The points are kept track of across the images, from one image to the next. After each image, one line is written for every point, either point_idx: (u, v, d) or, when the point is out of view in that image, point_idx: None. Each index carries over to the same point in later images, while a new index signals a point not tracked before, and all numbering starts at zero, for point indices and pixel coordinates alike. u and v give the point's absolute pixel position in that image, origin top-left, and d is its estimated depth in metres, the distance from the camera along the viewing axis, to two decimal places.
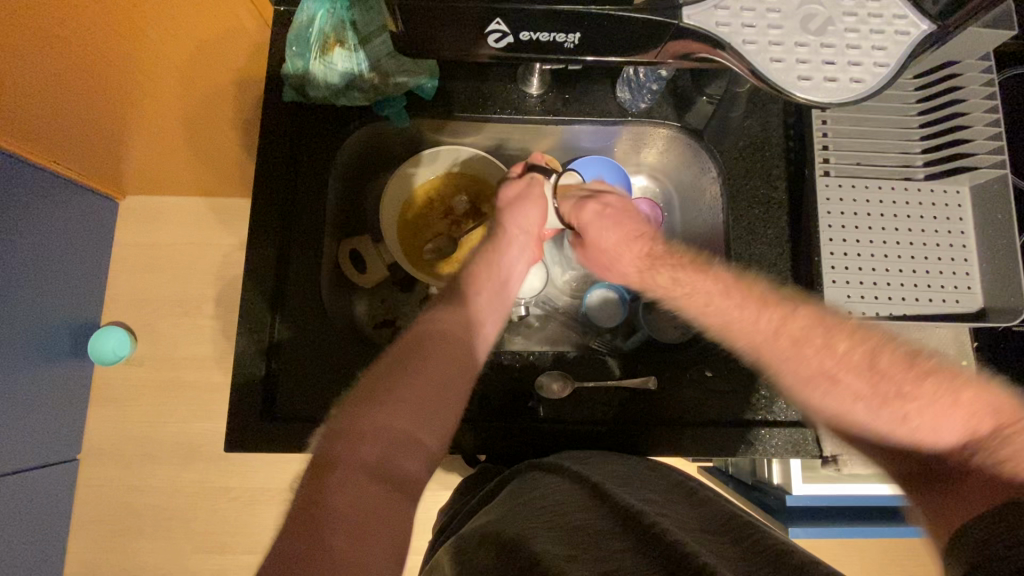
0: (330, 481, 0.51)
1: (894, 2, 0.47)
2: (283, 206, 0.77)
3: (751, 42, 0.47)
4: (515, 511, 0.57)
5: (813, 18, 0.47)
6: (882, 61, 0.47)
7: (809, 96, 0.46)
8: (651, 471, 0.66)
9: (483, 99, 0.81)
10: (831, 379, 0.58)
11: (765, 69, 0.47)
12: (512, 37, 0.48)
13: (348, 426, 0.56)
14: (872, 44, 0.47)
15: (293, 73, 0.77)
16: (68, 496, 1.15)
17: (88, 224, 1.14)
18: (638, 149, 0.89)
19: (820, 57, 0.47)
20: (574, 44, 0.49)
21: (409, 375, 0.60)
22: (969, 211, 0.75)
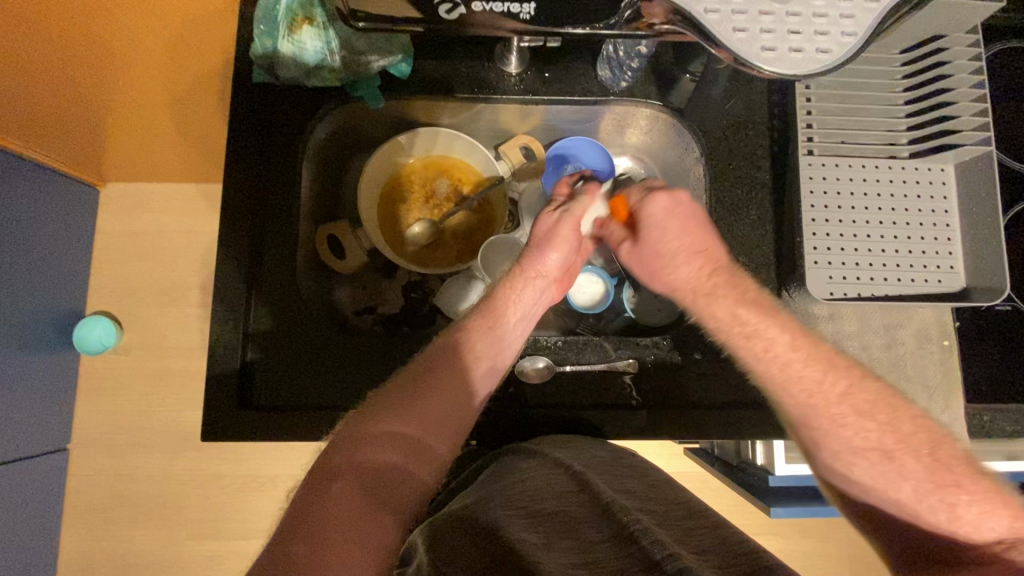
0: (327, 487, 0.51)
1: None
2: (259, 192, 0.75)
3: (712, 11, 0.43)
4: (494, 494, 0.57)
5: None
6: (850, 31, 0.43)
7: (772, 68, 0.43)
8: (631, 462, 0.66)
9: (461, 78, 0.79)
10: (886, 457, 0.57)
11: (727, 40, 0.43)
12: (464, 8, 0.45)
13: (354, 433, 0.57)
14: (841, 13, 0.43)
15: (262, 53, 0.74)
16: (59, 486, 1.14)
17: (68, 212, 1.12)
18: (622, 129, 0.87)
19: (785, 27, 0.43)
20: (530, 16, 0.46)
21: (412, 390, 0.60)
22: (953, 190, 0.74)
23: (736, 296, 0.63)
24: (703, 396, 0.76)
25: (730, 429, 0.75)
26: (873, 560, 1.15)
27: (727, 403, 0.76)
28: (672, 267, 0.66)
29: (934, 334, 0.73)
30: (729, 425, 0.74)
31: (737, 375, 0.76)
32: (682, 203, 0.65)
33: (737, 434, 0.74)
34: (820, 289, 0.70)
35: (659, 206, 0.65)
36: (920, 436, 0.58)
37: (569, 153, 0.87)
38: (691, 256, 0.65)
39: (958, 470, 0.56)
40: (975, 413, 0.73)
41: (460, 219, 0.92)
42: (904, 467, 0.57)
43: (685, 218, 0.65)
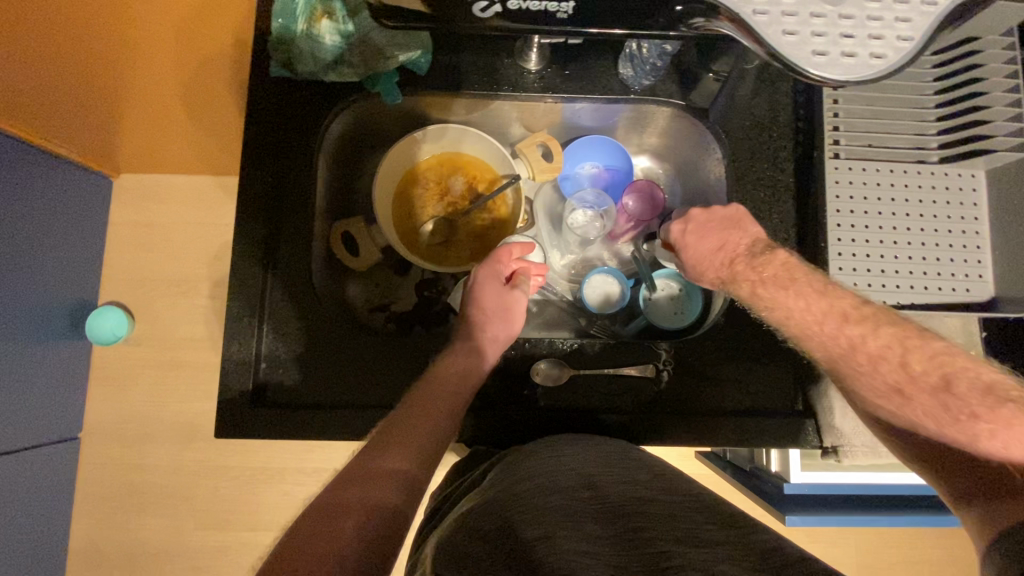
0: (340, 525, 0.51)
1: None
2: (274, 189, 0.75)
3: (761, 12, 0.41)
4: (517, 486, 0.56)
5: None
6: (906, 35, 0.41)
7: (824, 73, 0.41)
8: (642, 457, 0.63)
9: (481, 74, 0.78)
10: (904, 396, 0.56)
11: (776, 43, 0.41)
12: (500, 6, 0.42)
13: (361, 471, 0.58)
14: (898, 15, 0.41)
15: (280, 47, 0.74)
16: (70, 474, 1.15)
17: (82, 202, 1.12)
18: (640, 129, 0.86)
19: (837, 30, 0.41)
20: (568, 14, 0.43)
21: (407, 425, 0.63)
22: (984, 197, 0.72)
23: (755, 280, 0.65)
24: (719, 402, 0.75)
25: (750, 438, 0.73)
26: (884, 565, 1.14)
27: (744, 410, 0.75)
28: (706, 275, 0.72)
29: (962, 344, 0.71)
30: (746, 432, 0.73)
31: (754, 382, 0.75)
32: (698, 218, 0.72)
33: (757, 442, 0.73)
34: None
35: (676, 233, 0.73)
36: (931, 369, 0.55)
37: (587, 151, 0.87)
38: (724, 258, 0.69)
39: (972, 397, 0.53)
40: None
41: (473, 218, 0.90)
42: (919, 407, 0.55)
43: (703, 229, 0.71)
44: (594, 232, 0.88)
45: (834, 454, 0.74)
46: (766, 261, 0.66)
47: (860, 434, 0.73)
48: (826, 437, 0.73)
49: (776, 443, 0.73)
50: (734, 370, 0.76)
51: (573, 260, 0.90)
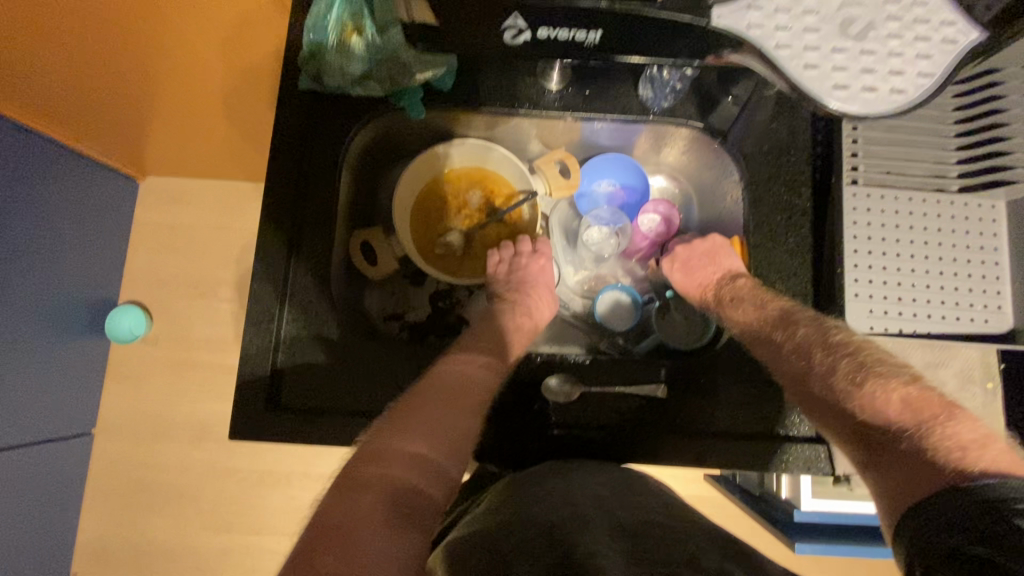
0: (358, 500, 0.52)
1: (943, 7, 0.44)
2: (297, 197, 0.77)
3: (784, 47, 0.45)
4: (521, 498, 0.58)
5: (853, 22, 0.45)
6: (927, 71, 0.44)
7: (847, 109, 0.45)
8: (649, 486, 0.63)
9: (504, 91, 0.80)
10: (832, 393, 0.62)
11: (798, 76, 0.45)
12: (529, 33, 0.47)
13: (381, 450, 0.58)
14: (920, 51, 0.44)
15: (309, 61, 0.75)
16: (82, 469, 1.17)
17: (110, 202, 1.15)
18: (658, 148, 0.87)
19: (858, 65, 0.45)
20: (594, 43, 0.48)
21: (436, 408, 0.63)
22: (1005, 227, 0.71)
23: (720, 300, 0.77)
24: (730, 424, 0.74)
25: (760, 461, 0.72)
26: None
27: (755, 433, 0.74)
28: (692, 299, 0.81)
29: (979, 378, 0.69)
30: (757, 457, 0.72)
31: (766, 404, 0.75)
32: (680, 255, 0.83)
33: (765, 467, 0.72)
34: (860, 323, 0.69)
35: (670, 272, 0.83)
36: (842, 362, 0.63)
37: (603, 170, 0.88)
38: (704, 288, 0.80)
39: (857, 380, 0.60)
40: None
41: (490, 231, 0.91)
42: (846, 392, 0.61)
43: (686, 265, 0.82)
44: (608, 250, 0.89)
45: (845, 480, 0.75)
46: (732, 286, 0.76)
47: None
48: (838, 465, 0.72)
49: (785, 468, 0.72)
50: (746, 393, 0.75)
51: (586, 276, 0.91)
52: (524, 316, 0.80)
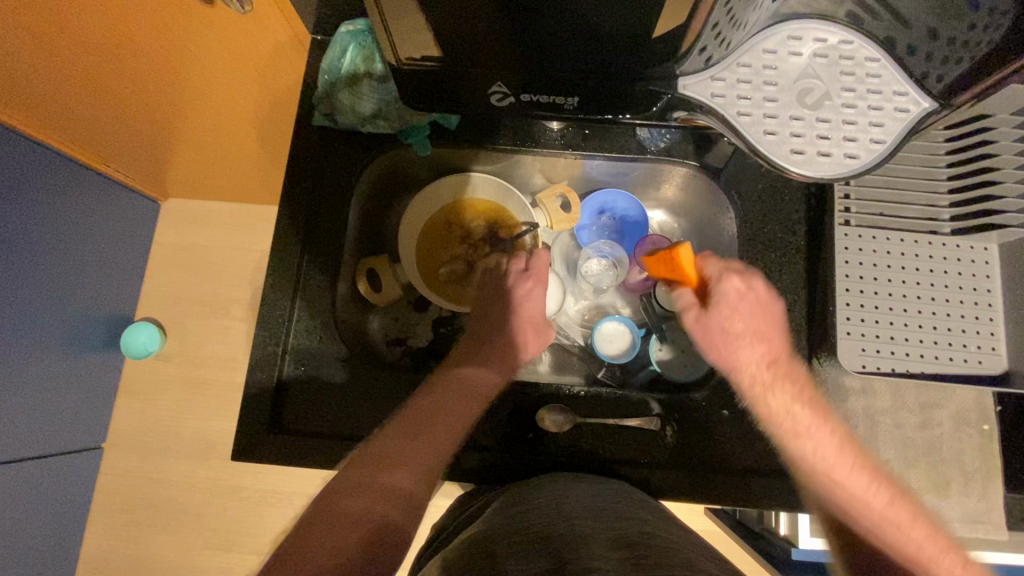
0: (344, 538, 0.54)
1: (893, 82, 0.55)
2: (308, 227, 0.81)
3: (745, 114, 0.55)
4: (538, 511, 0.57)
5: (810, 94, 0.55)
6: (879, 138, 0.55)
7: (804, 169, 0.54)
8: (638, 496, 0.63)
9: (511, 129, 0.84)
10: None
11: (760, 140, 0.54)
12: (513, 98, 0.54)
13: (366, 483, 0.59)
14: (869, 120, 0.55)
15: (324, 99, 0.80)
16: (90, 483, 1.19)
17: (131, 223, 1.20)
18: (657, 184, 0.89)
19: (814, 132, 0.55)
20: (573, 106, 0.54)
21: (415, 436, 0.65)
22: (996, 268, 0.72)
23: (794, 393, 0.67)
24: (725, 459, 0.75)
25: (750, 496, 0.73)
26: None
27: (749, 468, 0.75)
28: (738, 346, 0.70)
29: (973, 418, 0.70)
30: (752, 493, 0.73)
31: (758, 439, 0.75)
32: (759, 291, 0.71)
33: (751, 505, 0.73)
34: (852, 361, 0.69)
35: (692, 322, 0.73)
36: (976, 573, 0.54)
37: (603, 205, 0.91)
38: (756, 345, 0.70)
39: None
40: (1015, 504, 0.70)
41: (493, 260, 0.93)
42: None
43: (753, 308, 0.71)
44: (607, 281, 0.90)
45: None
46: (790, 373, 0.69)
47: None
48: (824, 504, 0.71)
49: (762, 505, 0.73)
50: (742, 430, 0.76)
51: (586, 306, 0.93)
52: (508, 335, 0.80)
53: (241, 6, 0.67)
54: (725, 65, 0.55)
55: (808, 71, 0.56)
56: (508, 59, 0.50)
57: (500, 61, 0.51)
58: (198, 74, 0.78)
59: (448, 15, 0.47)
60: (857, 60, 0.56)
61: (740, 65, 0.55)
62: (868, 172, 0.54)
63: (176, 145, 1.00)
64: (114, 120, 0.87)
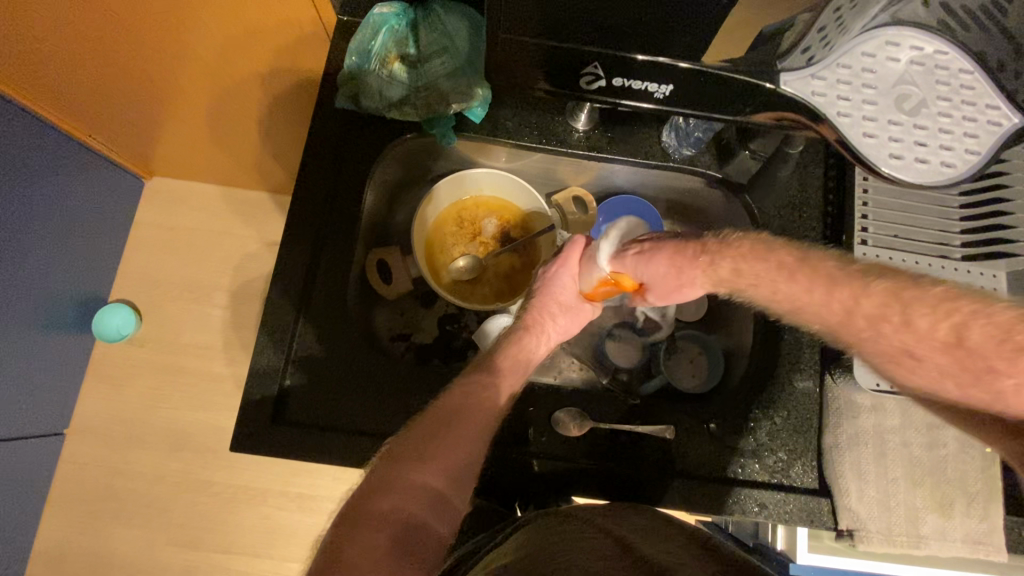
0: (369, 538, 0.51)
1: (987, 94, 0.55)
2: (322, 212, 0.78)
3: (846, 115, 0.54)
4: (562, 544, 0.54)
5: (908, 99, 0.55)
6: (973, 149, 0.56)
7: (901, 174, 0.55)
8: (656, 523, 0.61)
9: (535, 127, 0.83)
10: (913, 358, 0.56)
11: (857, 141, 0.54)
12: (605, 81, 0.52)
13: (393, 481, 0.55)
14: (965, 131, 0.55)
15: (350, 81, 0.78)
16: (49, 472, 1.12)
17: (114, 200, 1.14)
18: (673, 194, 0.89)
19: (912, 138, 0.55)
20: (663, 95, 0.53)
21: (447, 435, 0.59)
22: (1006, 296, 0.74)
23: (787, 269, 0.59)
24: (735, 471, 0.72)
25: (757, 508, 0.71)
26: None
27: (755, 480, 0.72)
28: (680, 292, 0.65)
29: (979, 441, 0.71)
30: (757, 507, 0.71)
31: (770, 454, 0.73)
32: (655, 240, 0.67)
33: (762, 515, 0.71)
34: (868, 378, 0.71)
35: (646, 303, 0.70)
36: (942, 326, 0.53)
37: (616, 211, 0.88)
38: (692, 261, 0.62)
39: (986, 348, 0.51)
40: (1014, 526, 0.71)
41: (503, 259, 0.92)
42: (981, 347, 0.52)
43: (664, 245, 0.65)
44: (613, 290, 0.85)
45: (848, 536, 0.70)
46: (749, 263, 0.61)
47: (877, 520, 0.69)
48: (842, 520, 0.70)
49: (785, 519, 0.71)
50: (750, 441, 0.73)
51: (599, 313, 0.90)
52: (544, 302, 0.72)
53: None
54: (824, 65, 0.53)
55: (904, 78, 0.54)
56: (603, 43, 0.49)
57: (595, 45, 0.49)
58: (215, 43, 0.75)
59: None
60: (953, 71, 0.55)
61: (840, 66, 0.53)
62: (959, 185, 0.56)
63: (171, 121, 0.95)
64: (118, 94, 0.83)
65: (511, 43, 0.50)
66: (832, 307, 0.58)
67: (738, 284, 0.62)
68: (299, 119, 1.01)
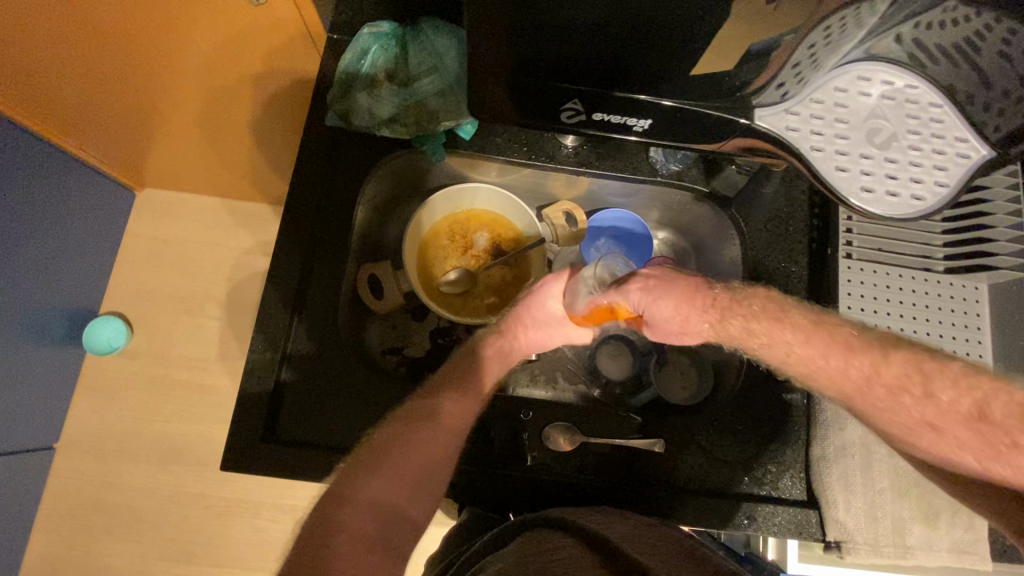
0: (331, 547, 0.52)
1: (956, 127, 0.57)
2: (312, 227, 0.79)
3: (819, 149, 0.55)
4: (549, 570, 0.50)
5: (879, 133, 0.57)
6: (943, 181, 0.58)
7: (871, 207, 0.57)
8: (649, 540, 0.57)
9: (525, 143, 0.84)
10: (934, 430, 0.52)
11: (829, 175, 0.56)
12: (584, 116, 0.53)
13: (355, 493, 0.56)
14: (934, 164, 0.57)
15: (339, 99, 0.79)
16: (38, 487, 1.11)
17: (104, 212, 1.14)
18: (661, 206, 0.90)
19: (882, 171, 0.57)
20: (642, 129, 0.54)
21: (411, 449, 0.61)
22: (986, 307, 0.77)
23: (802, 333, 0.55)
24: (725, 483, 0.73)
25: (747, 521, 0.72)
26: None
27: (744, 493, 0.73)
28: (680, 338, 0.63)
29: None
30: (748, 519, 0.72)
31: (760, 467, 0.74)
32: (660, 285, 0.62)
33: (753, 528, 0.71)
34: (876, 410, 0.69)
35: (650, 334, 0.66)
36: (961, 397, 0.50)
37: (607, 223, 0.90)
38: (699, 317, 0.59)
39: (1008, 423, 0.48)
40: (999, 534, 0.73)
41: (494, 273, 0.92)
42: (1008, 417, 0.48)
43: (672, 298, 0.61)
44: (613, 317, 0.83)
45: (836, 548, 0.71)
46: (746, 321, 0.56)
47: (863, 530, 0.71)
48: (830, 530, 0.71)
49: (775, 531, 0.72)
50: (738, 453, 0.74)
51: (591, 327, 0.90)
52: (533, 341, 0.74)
53: None
54: (798, 100, 0.55)
55: (875, 112, 0.57)
56: (578, 76, 0.50)
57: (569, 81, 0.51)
58: (205, 60, 0.76)
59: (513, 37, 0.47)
60: (922, 105, 0.57)
61: (813, 101, 0.55)
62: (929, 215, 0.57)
63: (162, 134, 0.95)
64: (109, 108, 0.83)
65: (494, 69, 0.51)
66: (848, 373, 0.53)
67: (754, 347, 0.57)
68: (290, 133, 1.02)
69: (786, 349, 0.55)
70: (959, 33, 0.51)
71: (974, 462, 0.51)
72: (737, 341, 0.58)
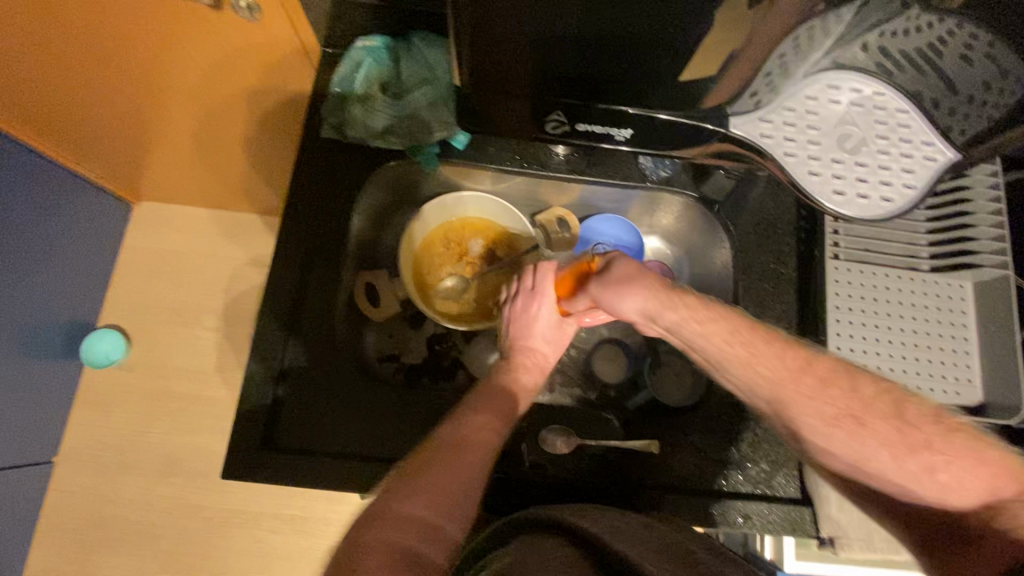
0: (361, 564, 0.50)
1: (922, 133, 0.62)
2: (308, 237, 0.80)
3: (791, 155, 0.59)
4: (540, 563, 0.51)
5: (850, 139, 0.61)
6: (911, 182, 0.61)
7: (843, 209, 0.61)
8: (637, 534, 0.59)
9: (518, 152, 0.86)
10: (856, 423, 0.53)
11: (804, 180, 0.60)
12: (568, 126, 0.56)
13: (389, 511, 0.55)
14: (903, 167, 0.61)
15: (335, 113, 0.83)
16: (37, 502, 1.11)
17: (101, 226, 1.15)
18: (653, 211, 0.91)
19: (854, 175, 0.61)
20: (624, 138, 0.57)
21: (449, 465, 0.60)
22: (971, 305, 0.78)
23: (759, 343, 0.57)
24: (720, 483, 0.74)
25: (741, 519, 0.73)
26: None
27: (738, 492, 0.74)
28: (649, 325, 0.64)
29: None
30: (743, 517, 0.73)
31: (753, 466, 0.75)
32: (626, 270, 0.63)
33: (747, 526, 0.73)
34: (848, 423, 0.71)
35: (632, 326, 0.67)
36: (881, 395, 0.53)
37: (602, 228, 0.91)
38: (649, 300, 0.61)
39: (920, 423, 0.52)
40: None
41: (490, 278, 0.93)
42: (922, 420, 0.52)
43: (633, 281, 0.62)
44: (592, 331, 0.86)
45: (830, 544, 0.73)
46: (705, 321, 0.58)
47: (856, 527, 0.72)
48: (824, 528, 0.72)
49: (770, 529, 0.73)
50: (732, 453, 0.76)
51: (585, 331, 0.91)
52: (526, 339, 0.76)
53: (250, 14, 0.69)
54: (769, 109, 0.59)
55: (845, 119, 0.61)
56: (558, 89, 0.53)
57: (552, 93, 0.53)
58: (200, 75, 0.78)
59: (495, 51, 0.49)
60: (889, 111, 0.62)
61: (784, 110, 0.60)
62: (900, 215, 0.61)
63: (159, 149, 0.97)
64: (105, 123, 0.85)
65: (480, 81, 0.53)
66: (794, 371, 0.55)
67: (725, 354, 0.58)
68: (286, 146, 1.04)
69: (745, 356, 0.57)
70: (924, 39, 0.57)
71: (889, 458, 0.51)
72: (677, 322, 0.60)
